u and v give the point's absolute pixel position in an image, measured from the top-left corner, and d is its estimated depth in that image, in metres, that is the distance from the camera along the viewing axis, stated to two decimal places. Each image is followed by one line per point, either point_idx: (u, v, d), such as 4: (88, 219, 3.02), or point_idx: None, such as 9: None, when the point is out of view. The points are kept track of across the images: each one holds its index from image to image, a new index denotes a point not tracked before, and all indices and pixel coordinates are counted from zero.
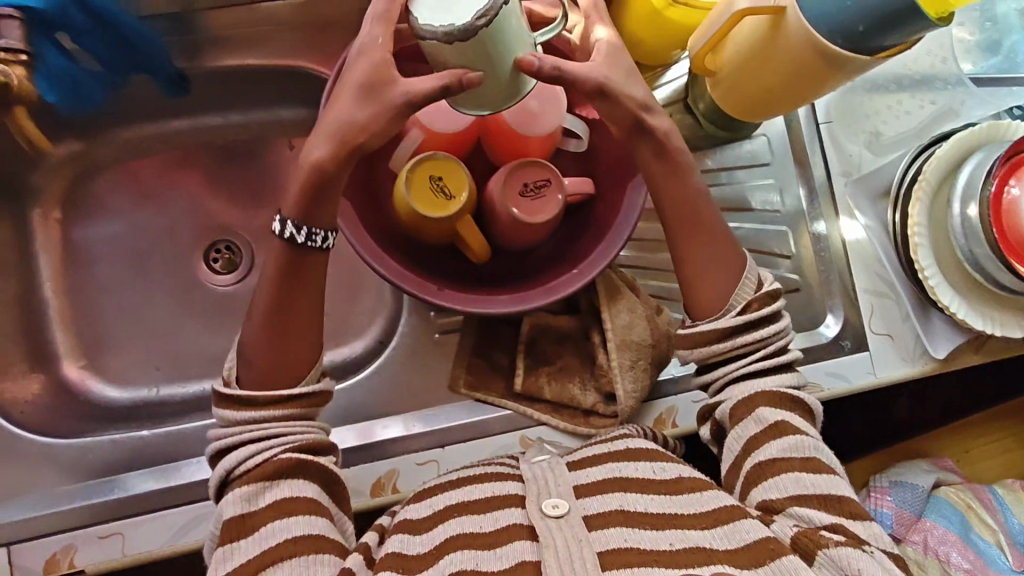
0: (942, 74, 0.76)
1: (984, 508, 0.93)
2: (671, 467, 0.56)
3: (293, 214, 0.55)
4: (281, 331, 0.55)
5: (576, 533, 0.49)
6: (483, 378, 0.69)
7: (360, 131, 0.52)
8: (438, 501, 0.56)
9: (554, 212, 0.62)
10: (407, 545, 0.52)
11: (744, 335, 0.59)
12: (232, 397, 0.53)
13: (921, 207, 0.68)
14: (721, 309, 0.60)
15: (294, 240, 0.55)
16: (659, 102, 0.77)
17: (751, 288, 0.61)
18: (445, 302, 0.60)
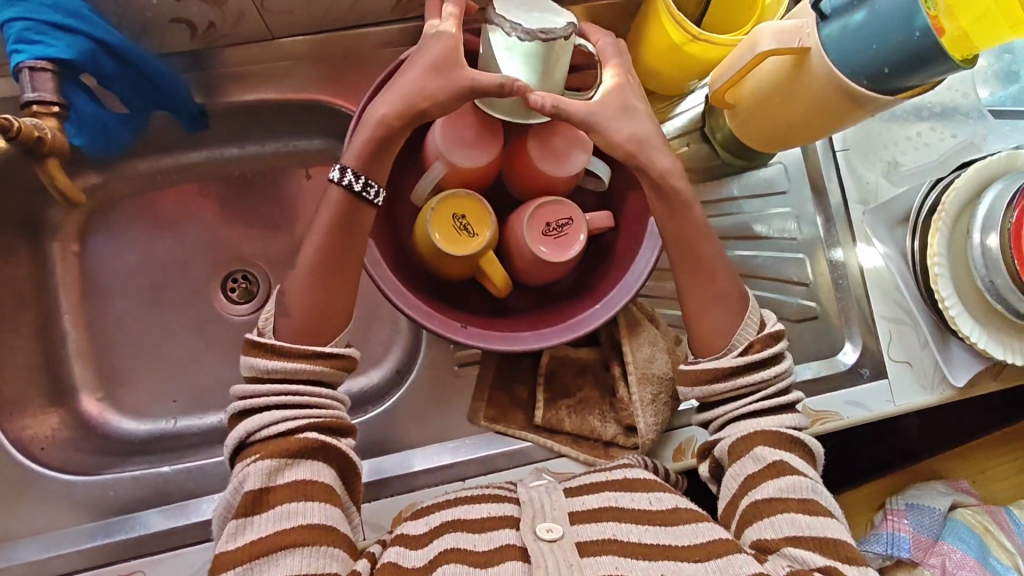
0: (962, 106, 0.76)
1: (1001, 531, 0.94)
2: (668, 498, 0.57)
3: (354, 163, 0.57)
4: (316, 316, 0.57)
5: (568, 558, 0.50)
6: (502, 410, 0.69)
7: (427, 98, 0.56)
8: (435, 518, 0.57)
9: (577, 252, 0.61)
10: (403, 557, 0.52)
11: (745, 375, 0.59)
12: (265, 345, 0.54)
13: (941, 236, 0.68)
14: (722, 350, 0.60)
15: (351, 189, 0.57)
16: (673, 133, 0.77)
17: (753, 328, 0.61)
18: (470, 340, 0.60)
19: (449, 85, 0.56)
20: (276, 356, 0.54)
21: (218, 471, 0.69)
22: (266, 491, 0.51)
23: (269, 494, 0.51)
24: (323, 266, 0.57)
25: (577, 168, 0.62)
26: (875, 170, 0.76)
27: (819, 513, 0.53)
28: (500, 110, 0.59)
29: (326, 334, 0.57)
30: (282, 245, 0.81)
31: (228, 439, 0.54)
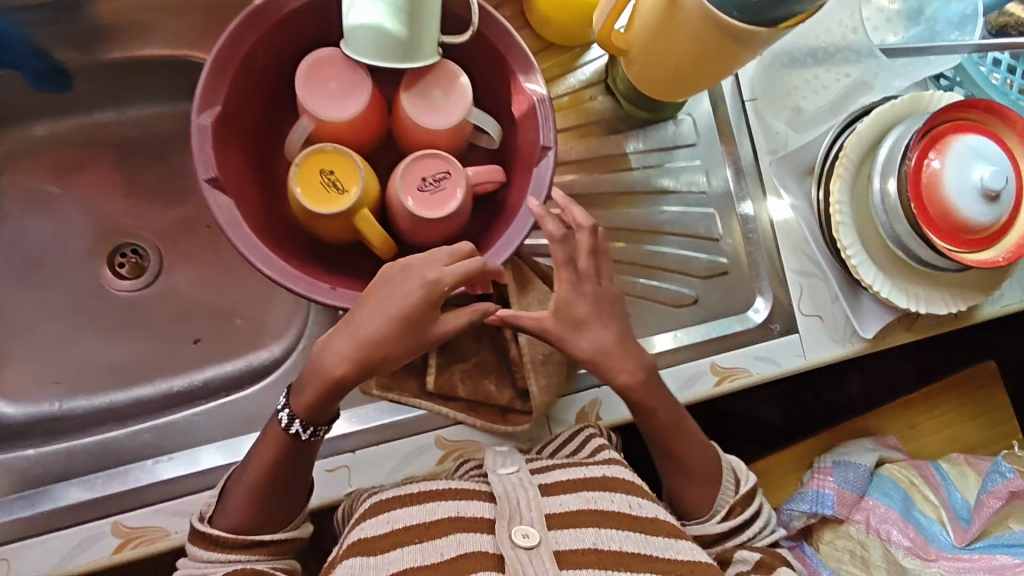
0: (852, 45, 0.70)
1: (927, 485, 0.92)
2: (648, 505, 0.55)
3: (303, 413, 0.56)
4: (259, 512, 0.57)
5: (547, 570, 0.47)
6: (395, 378, 0.64)
7: (378, 345, 0.55)
8: (396, 518, 0.53)
9: (456, 205, 0.58)
10: (360, 570, 0.49)
11: (731, 539, 0.63)
12: (208, 535, 0.55)
13: (843, 183, 0.66)
14: (707, 514, 0.64)
15: (299, 436, 0.57)
16: (578, 83, 0.74)
17: (731, 490, 0.65)
18: (335, 303, 0.55)
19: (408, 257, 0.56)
20: (217, 547, 0.54)
21: (93, 452, 0.65)
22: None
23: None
24: (263, 491, 0.56)
25: (455, 119, 0.58)
26: (783, 118, 0.73)
27: None
28: (362, 50, 0.53)
29: (271, 524, 0.57)
30: (171, 215, 0.79)
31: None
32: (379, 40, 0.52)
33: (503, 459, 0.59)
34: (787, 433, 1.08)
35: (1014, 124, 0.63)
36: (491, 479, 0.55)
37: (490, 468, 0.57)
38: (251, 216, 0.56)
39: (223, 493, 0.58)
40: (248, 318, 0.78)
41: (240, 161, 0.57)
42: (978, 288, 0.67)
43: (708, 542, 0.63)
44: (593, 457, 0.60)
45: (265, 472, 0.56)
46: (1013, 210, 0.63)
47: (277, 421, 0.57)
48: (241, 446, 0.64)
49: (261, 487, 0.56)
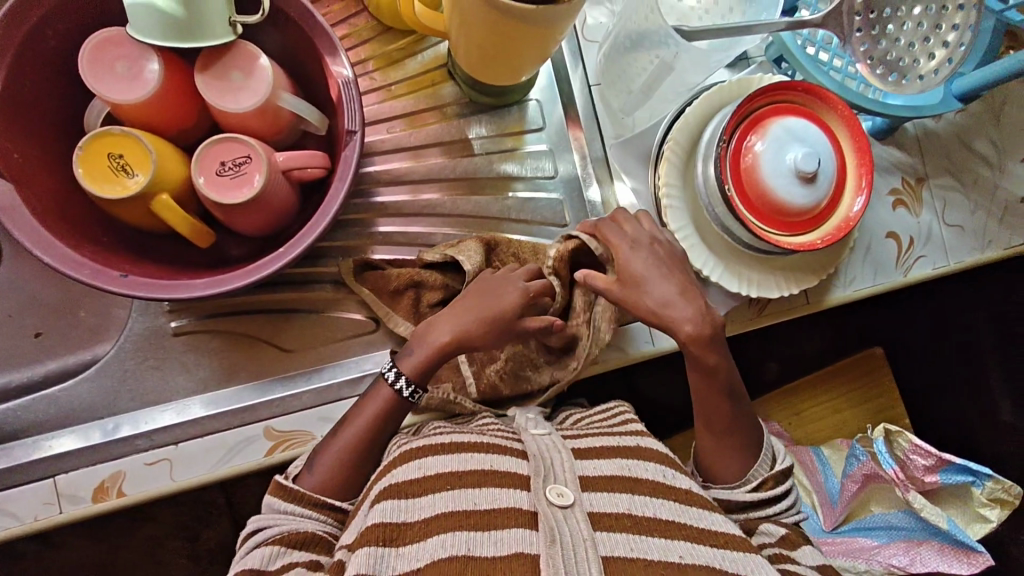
0: (653, 27, 0.60)
1: (803, 470, 0.84)
2: (681, 478, 0.57)
3: (411, 371, 0.60)
4: (333, 478, 0.58)
5: (581, 531, 0.48)
6: (233, 366, 0.66)
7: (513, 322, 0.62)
8: (429, 466, 0.54)
9: (252, 190, 0.56)
10: (394, 514, 0.50)
11: (757, 511, 0.61)
12: (285, 486, 0.56)
13: (671, 167, 0.66)
14: (735, 483, 0.62)
15: (401, 392, 0.60)
16: (419, 67, 0.73)
17: (766, 465, 0.62)
18: (124, 290, 0.53)
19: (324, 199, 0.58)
20: (296, 501, 0.56)
21: None
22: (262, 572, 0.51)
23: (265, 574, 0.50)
24: (358, 446, 0.59)
25: (255, 100, 0.57)
26: (621, 102, 0.71)
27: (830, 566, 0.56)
28: (148, 32, 0.52)
29: (341, 492, 0.59)
30: None
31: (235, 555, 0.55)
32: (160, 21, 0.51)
33: (535, 420, 0.61)
34: None
35: (836, 107, 0.63)
36: (524, 437, 0.57)
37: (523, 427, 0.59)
38: (35, 202, 0.54)
39: (310, 457, 0.60)
40: (90, 309, 0.75)
41: (35, 148, 0.56)
42: (811, 271, 0.68)
43: (733, 506, 0.61)
44: (623, 428, 0.62)
45: (362, 430, 0.60)
46: (836, 193, 0.62)
47: (386, 380, 0.61)
48: (58, 441, 0.63)
49: (357, 441, 0.59)
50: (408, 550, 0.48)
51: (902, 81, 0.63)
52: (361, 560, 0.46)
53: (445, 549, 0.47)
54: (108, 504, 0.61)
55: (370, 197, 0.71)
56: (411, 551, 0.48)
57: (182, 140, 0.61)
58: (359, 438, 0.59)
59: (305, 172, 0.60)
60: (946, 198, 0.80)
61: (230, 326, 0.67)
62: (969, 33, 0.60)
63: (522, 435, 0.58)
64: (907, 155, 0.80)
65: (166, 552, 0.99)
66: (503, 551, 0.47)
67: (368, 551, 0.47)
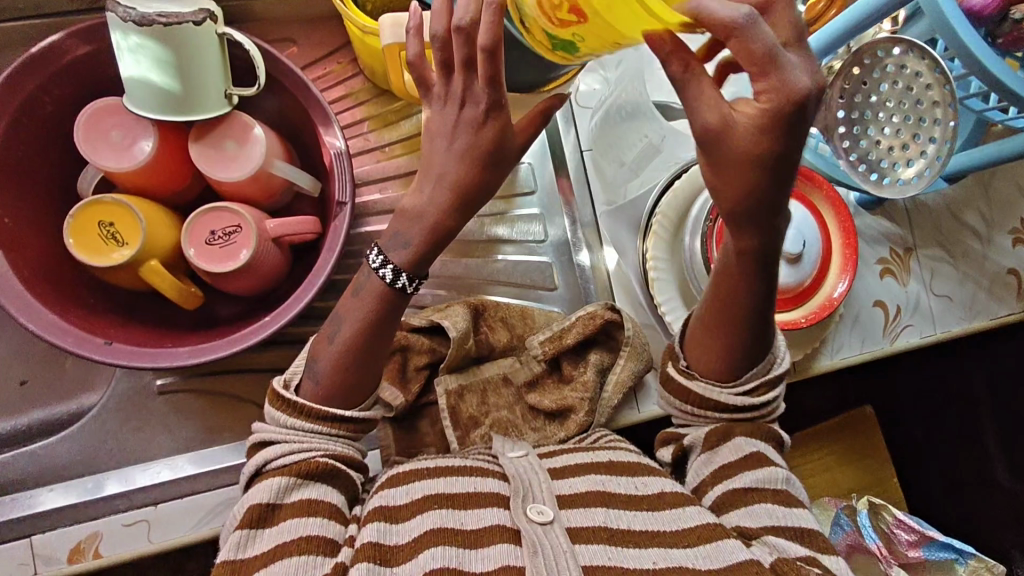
0: None
1: None
2: (657, 484, 0.56)
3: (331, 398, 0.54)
4: (338, 382, 0.54)
5: (561, 543, 0.48)
6: (217, 425, 0.66)
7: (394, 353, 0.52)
8: (416, 489, 0.53)
9: (241, 260, 0.57)
10: (384, 534, 0.50)
11: (742, 411, 0.56)
12: (285, 399, 0.53)
13: (659, 240, 0.67)
14: (727, 381, 0.56)
15: (391, 283, 0.52)
16: (415, 128, 0.74)
17: (762, 368, 0.56)
18: (107, 357, 0.53)
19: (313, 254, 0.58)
20: (296, 415, 0.52)
21: None
22: (272, 510, 0.49)
23: (278, 513, 0.50)
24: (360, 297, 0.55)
25: (247, 169, 0.58)
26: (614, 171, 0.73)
27: (793, 505, 0.52)
28: (148, 109, 0.53)
29: (346, 401, 0.55)
30: None
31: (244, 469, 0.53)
32: (162, 95, 0.53)
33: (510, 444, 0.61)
34: None
35: (822, 187, 0.65)
36: (502, 461, 0.57)
37: (499, 452, 0.59)
38: (23, 268, 0.54)
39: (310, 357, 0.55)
40: (79, 360, 0.74)
41: (26, 214, 0.56)
42: (794, 346, 0.69)
43: (713, 404, 0.56)
44: (598, 445, 0.62)
45: (351, 342, 0.54)
46: (821, 274, 0.63)
47: (372, 269, 0.53)
48: (36, 498, 0.63)
49: (351, 349, 0.54)
50: (401, 569, 0.47)
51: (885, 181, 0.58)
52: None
53: (438, 561, 0.47)
54: (83, 565, 0.61)
55: (362, 258, 0.71)
56: (404, 569, 0.47)
57: (176, 202, 0.62)
58: (351, 338, 0.54)
59: (296, 238, 0.61)
60: (935, 269, 0.81)
61: (214, 385, 0.67)
62: (951, 129, 0.53)
63: (500, 460, 0.58)
64: (897, 225, 0.81)
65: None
66: (487, 566, 0.48)
67: (365, 567, 0.46)
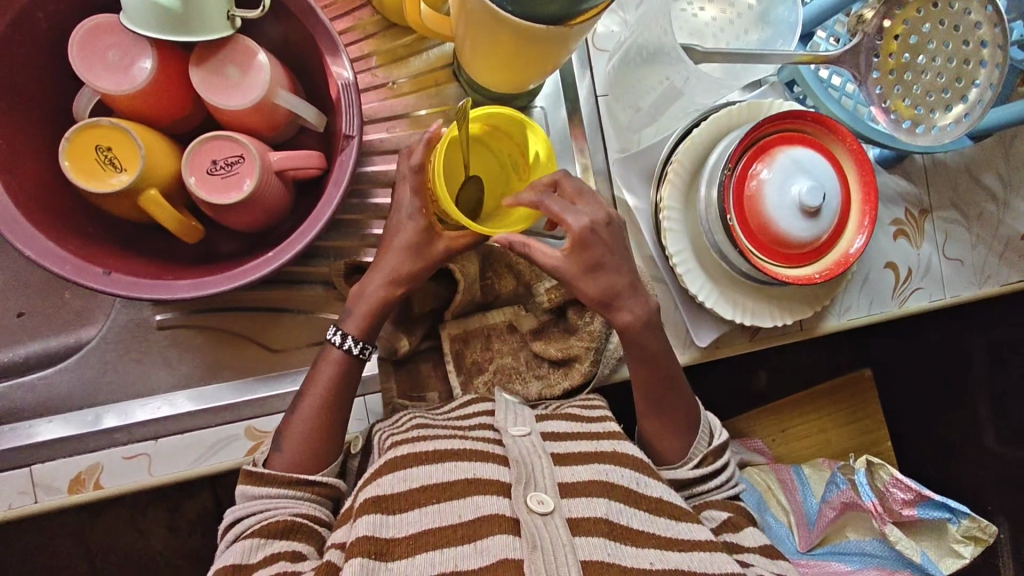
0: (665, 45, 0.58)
1: (783, 491, 0.87)
2: (654, 484, 0.57)
3: (356, 331, 0.61)
4: (309, 438, 0.59)
5: (561, 536, 0.49)
6: (218, 363, 0.65)
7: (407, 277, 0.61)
8: (414, 477, 0.53)
9: (241, 192, 0.55)
10: (380, 528, 0.49)
11: (702, 483, 0.63)
12: (255, 473, 0.57)
13: (674, 189, 0.65)
14: (679, 461, 0.64)
15: (351, 351, 0.61)
16: (424, 66, 0.71)
17: (705, 440, 0.65)
18: (107, 287, 0.52)
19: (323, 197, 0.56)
20: (267, 484, 0.56)
21: None
22: (244, 566, 0.51)
23: (247, 568, 0.51)
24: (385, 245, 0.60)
25: (250, 98, 0.55)
26: (628, 116, 0.69)
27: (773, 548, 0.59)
28: (147, 27, 0.51)
29: (313, 466, 0.59)
30: None
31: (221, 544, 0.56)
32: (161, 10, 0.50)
33: (514, 417, 0.59)
34: None
35: (845, 138, 0.62)
36: (505, 440, 0.56)
37: (502, 427, 0.58)
38: (16, 191, 0.52)
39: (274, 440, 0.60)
40: (76, 292, 0.73)
41: (17, 134, 0.54)
42: (803, 302, 0.68)
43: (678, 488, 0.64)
44: (597, 429, 0.61)
45: (325, 400, 0.60)
46: (837, 230, 0.62)
47: (333, 343, 0.61)
48: (33, 430, 0.62)
49: (317, 411, 0.59)
50: (399, 565, 0.47)
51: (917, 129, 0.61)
52: (355, 571, 0.45)
53: (435, 566, 0.48)
54: (83, 496, 0.61)
55: (366, 198, 0.69)
56: (400, 566, 0.47)
57: (175, 130, 0.59)
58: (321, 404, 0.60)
59: (299, 173, 0.59)
60: (948, 231, 0.79)
61: (216, 322, 0.66)
62: (997, 73, 0.57)
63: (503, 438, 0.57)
64: (914, 185, 0.79)
65: (148, 523, 1.00)
66: (486, 562, 0.48)
67: (361, 562, 0.46)
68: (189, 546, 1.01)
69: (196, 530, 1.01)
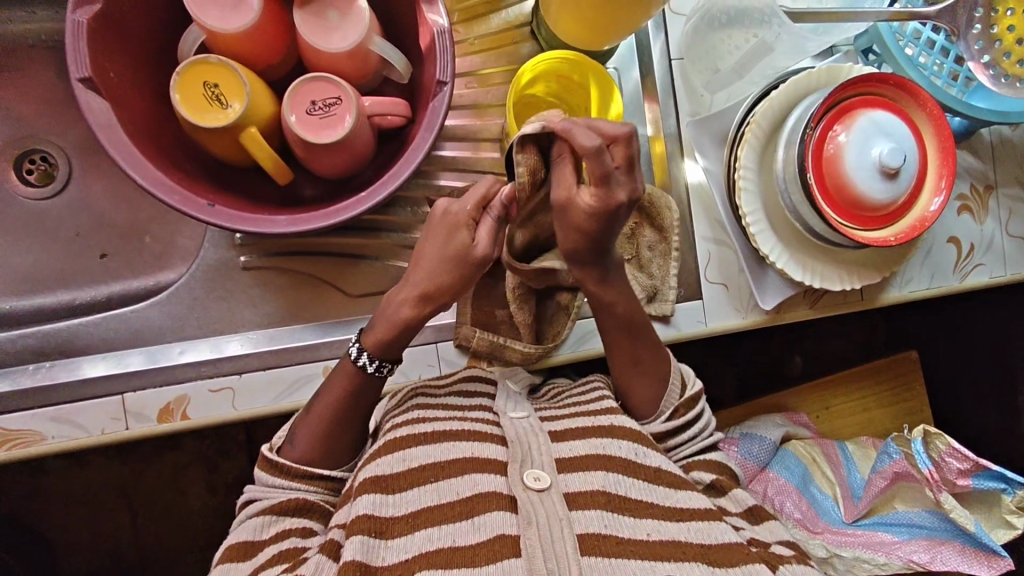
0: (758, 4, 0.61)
1: (829, 463, 0.89)
2: (654, 454, 0.58)
3: (372, 347, 0.60)
4: (323, 444, 0.60)
5: (557, 510, 0.50)
6: (297, 305, 0.68)
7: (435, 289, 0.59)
8: (413, 457, 0.55)
9: (339, 133, 0.57)
10: (379, 507, 0.51)
11: (678, 437, 0.63)
12: (267, 458, 0.59)
13: (750, 149, 0.66)
14: (653, 413, 0.64)
15: (366, 369, 0.60)
16: (504, 24, 0.72)
17: (677, 391, 0.65)
18: (208, 219, 0.54)
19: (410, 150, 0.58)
20: (278, 473, 0.58)
21: None
22: (254, 543, 0.54)
23: (258, 544, 0.54)
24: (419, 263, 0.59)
25: (351, 42, 0.57)
26: (705, 79, 0.70)
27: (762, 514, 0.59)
28: None
29: (330, 460, 0.60)
30: (80, 126, 0.76)
31: (235, 522, 0.59)
32: None
33: (514, 403, 0.62)
34: (715, 403, 1.10)
35: (925, 104, 0.63)
36: (503, 422, 0.58)
37: (501, 411, 0.60)
38: (128, 123, 0.54)
39: (292, 428, 0.61)
40: (157, 235, 0.75)
41: (129, 69, 0.56)
42: (873, 268, 0.70)
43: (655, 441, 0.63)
44: (597, 406, 0.62)
45: (336, 408, 0.60)
46: (914, 192, 0.63)
47: (349, 356, 0.61)
48: (126, 359, 0.65)
49: (331, 416, 0.60)
50: (396, 542, 0.50)
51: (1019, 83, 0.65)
52: (354, 549, 0.48)
53: (432, 542, 0.49)
54: (171, 426, 0.63)
55: (438, 150, 0.71)
56: (398, 544, 0.50)
57: (269, 76, 0.61)
58: (335, 411, 0.60)
59: (385, 120, 0.60)
60: (1013, 208, 0.79)
61: (299, 265, 0.68)
62: None
63: (502, 420, 0.59)
64: (981, 160, 0.79)
65: (190, 477, 1.02)
66: (484, 537, 0.49)
67: (360, 540, 0.49)
68: (225, 505, 1.03)
69: (231, 490, 1.03)
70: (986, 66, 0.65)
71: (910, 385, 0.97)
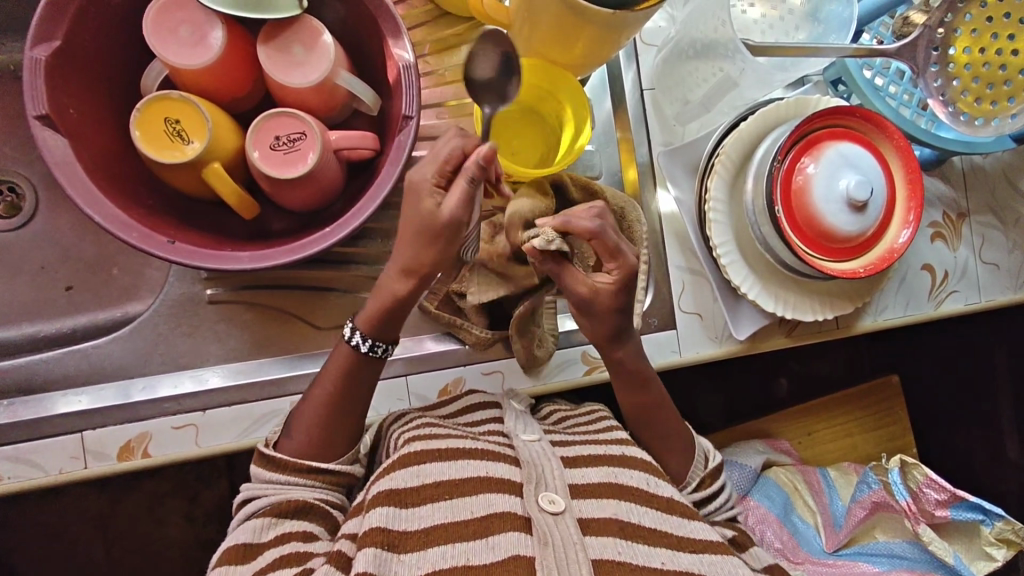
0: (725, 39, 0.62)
1: (811, 491, 0.87)
2: (666, 486, 0.55)
3: (364, 325, 0.56)
4: (315, 450, 0.57)
5: (572, 535, 0.47)
6: (266, 338, 0.67)
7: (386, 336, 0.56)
8: (427, 472, 0.51)
9: (304, 168, 0.56)
10: (393, 520, 0.48)
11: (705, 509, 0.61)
12: (264, 454, 0.55)
13: (720, 181, 0.67)
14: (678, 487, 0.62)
15: (359, 348, 0.56)
16: None
17: (701, 465, 0.63)
18: (164, 255, 0.53)
19: (375, 184, 0.58)
20: (277, 470, 0.55)
21: None
22: (254, 545, 0.51)
23: (257, 547, 0.50)
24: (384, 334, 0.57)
25: (314, 77, 0.57)
26: (675, 110, 0.71)
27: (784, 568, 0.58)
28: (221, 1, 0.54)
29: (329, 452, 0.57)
30: None
31: (231, 523, 0.55)
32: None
33: (524, 425, 0.58)
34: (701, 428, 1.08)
35: (892, 136, 0.63)
36: (516, 444, 0.55)
37: (511, 432, 0.56)
38: (87, 159, 0.54)
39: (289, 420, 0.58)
40: (125, 268, 0.74)
41: (90, 104, 0.56)
42: (845, 297, 0.70)
43: None
44: (607, 435, 0.60)
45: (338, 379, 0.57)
46: (884, 223, 0.63)
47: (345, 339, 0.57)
48: (87, 395, 0.64)
49: (334, 397, 0.57)
50: (409, 558, 0.46)
51: (977, 120, 0.65)
52: (367, 561, 0.44)
53: (447, 560, 0.46)
54: (132, 464, 0.62)
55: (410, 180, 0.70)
56: (410, 560, 0.46)
57: (235, 109, 0.61)
58: (335, 384, 0.57)
59: (354, 154, 0.59)
60: (986, 236, 0.79)
61: (267, 298, 0.67)
62: None
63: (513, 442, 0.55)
64: (953, 189, 0.79)
65: (161, 513, 0.99)
66: (498, 556, 0.46)
67: (373, 553, 0.45)
68: (204, 536, 1.00)
69: (210, 522, 1.00)
70: (944, 102, 0.65)
71: (894, 412, 0.96)
